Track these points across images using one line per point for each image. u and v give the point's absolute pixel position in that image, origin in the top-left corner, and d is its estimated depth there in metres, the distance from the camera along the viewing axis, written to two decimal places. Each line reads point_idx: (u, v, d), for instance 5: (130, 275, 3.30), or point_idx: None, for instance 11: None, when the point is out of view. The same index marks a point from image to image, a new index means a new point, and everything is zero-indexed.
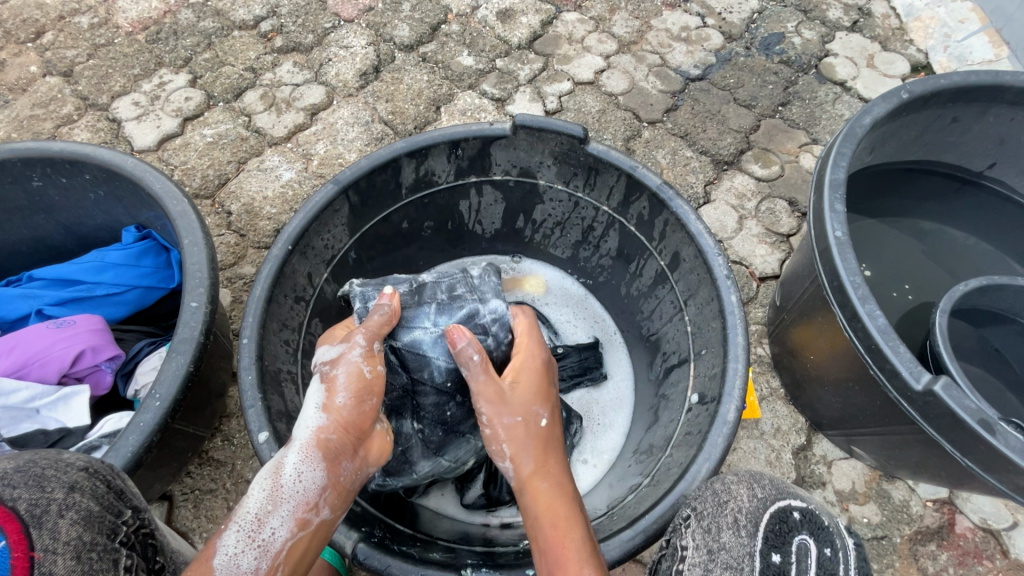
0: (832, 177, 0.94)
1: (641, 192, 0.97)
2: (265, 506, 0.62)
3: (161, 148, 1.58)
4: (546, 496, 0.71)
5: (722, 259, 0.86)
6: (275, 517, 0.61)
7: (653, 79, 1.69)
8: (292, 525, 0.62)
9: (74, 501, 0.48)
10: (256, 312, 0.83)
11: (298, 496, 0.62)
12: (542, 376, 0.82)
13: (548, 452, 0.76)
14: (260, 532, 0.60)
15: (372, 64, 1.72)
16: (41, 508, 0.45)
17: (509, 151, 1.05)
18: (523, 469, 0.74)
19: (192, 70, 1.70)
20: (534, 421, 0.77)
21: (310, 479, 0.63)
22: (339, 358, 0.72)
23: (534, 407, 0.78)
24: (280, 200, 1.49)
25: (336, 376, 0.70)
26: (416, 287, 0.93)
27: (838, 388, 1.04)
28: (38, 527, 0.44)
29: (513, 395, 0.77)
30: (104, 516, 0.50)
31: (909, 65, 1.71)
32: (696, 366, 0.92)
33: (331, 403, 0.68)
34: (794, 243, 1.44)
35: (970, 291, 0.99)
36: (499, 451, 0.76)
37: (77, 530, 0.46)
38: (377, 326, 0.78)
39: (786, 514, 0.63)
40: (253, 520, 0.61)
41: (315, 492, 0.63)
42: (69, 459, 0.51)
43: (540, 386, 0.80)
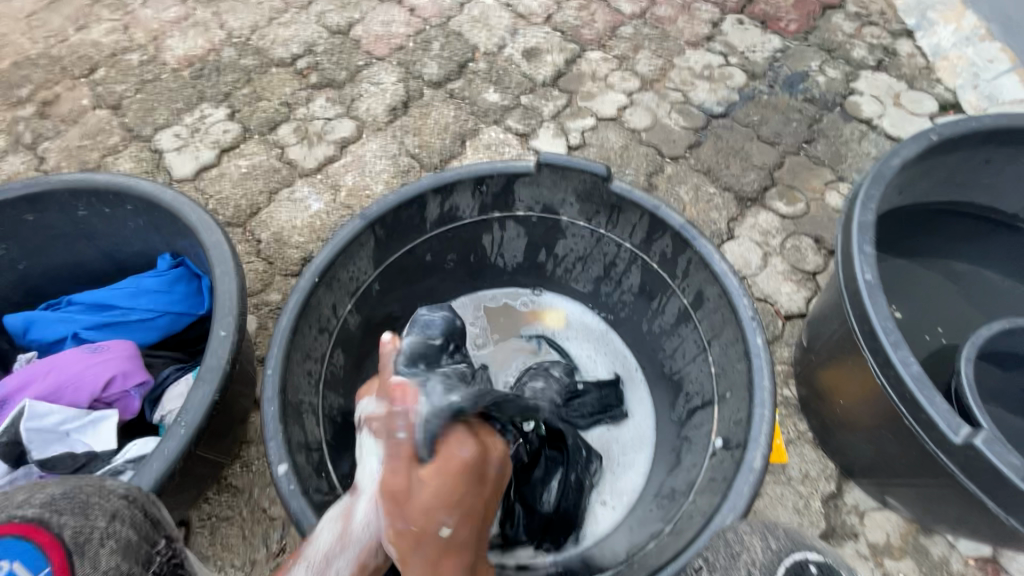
0: (859, 220, 0.92)
1: (664, 230, 0.97)
2: (332, 548, 0.71)
3: (198, 178, 1.65)
4: None
5: (746, 299, 0.85)
6: (339, 560, 0.70)
7: (676, 116, 1.71)
8: (353, 568, 0.71)
9: (115, 529, 0.53)
10: (281, 342, 0.85)
11: (364, 540, 0.71)
12: (460, 475, 0.70)
13: (445, 559, 0.68)
14: (325, 571, 0.70)
15: (401, 100, 1.78)
16: (84, 535, 0.50)
17: (532, 188, 1.06)
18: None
19: (232, 105, 1.79)
20: (433, 532, 0.68)
21: (375, 528, 0.71)
22: (380, 419, 0.77)
23: (433, 515, 0.68)
24: (308, 230, 1.53)
25: (384, 438, 0.77)
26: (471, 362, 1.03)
27: (871, 435, 1.01)
28: (80, 554, 0.49)
29: (411, 499, 0.69)
30: (142, 544, 0.55)
31: (937, 104, 1.70)
32: (720, 410, 0.89)
33: (387, 463, 0.76)
34: (820, 281, 1.42)
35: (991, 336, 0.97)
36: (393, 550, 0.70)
37: (115, 558, 0.51)
38: (392, 375, 0.81)
39: (804, 568, 0.63)
40: (321, 559, 0.70)
41: (374, 542, 0.72)
42: (111, 486, 0.57)
43: (448, 490, 0.69)
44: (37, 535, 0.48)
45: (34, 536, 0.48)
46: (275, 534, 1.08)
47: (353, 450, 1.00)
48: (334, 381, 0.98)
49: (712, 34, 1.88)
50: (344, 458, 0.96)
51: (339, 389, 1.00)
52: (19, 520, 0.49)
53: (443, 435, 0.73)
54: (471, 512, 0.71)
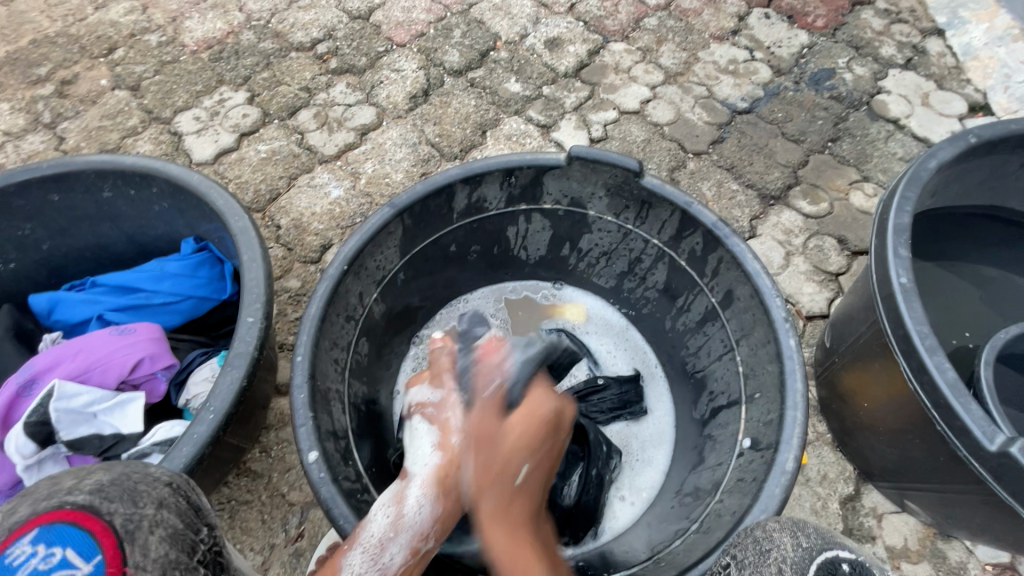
0: (896, 223, 0.90)
1: (695, 227, 0.94)
2: (386, 532, 0.71)
3: (218, 161, 1.65)
4: (506, 543, 0.72)
5: (779, 299, 0.83)
6: (394, 543, 0.70)
7: (699, 110, 1.69)
8: (407, 552, 0.71)
9: (163, 517, 0.48)
10: (309, 329, 0.84)
11: (416, 526, 0.72)
12: (545, 423, 0.79)
13: (516, 501, 0.76)
14: (381, 555, 0.70)
15: (421, 88, 1.77)
16: (135, 522, 0.45)
17: (561, 181, 1.05)
18: (482, 514, 0.74)
19: (251, 88, 1.79)
20: (511, 473, 0.76)
21: (428, 512, 0.73)
22: (443, 403, 0.82)
23: (518, 457, 0.76)
24: (327, 217, 1.52)
25: (447, 420, 0.80)
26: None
27: (895, 438, 1.00)
28: (132, 542, 0.44)
29: (501, 440, 0.77)
30: (186, 532, 0.49)
31: (966, 105, 1.67)
32: (747, 410, 0.87)
33: (445, 443, 0.78)
34: (843, 282, 1.40)
35: (1012, 336, 0.96)
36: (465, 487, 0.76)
37: (165, 546, 0.46)
38: (450, 366, 0.87)
39: (835, 566, 0.58)
40: (377, 543, 0.70)
41: (428, 524, 0.73)
42: (154, 473, 0.51)
43: (534, 434, 0.78)
44: (88, 521, 0.43)
45: (86, 523, 0.43)
46: (293, 519, 1.09)
47: (374, 438, 1.00)
48: (358, 370, 0.98)
49: (737, 28, 1.85)
50: (368, 446, 0.96)
51: (362, 378, 1.00)
52: (68, 507, 0.43)
53: (530, 383, 0.84)
54: (542, 461, 0.80)
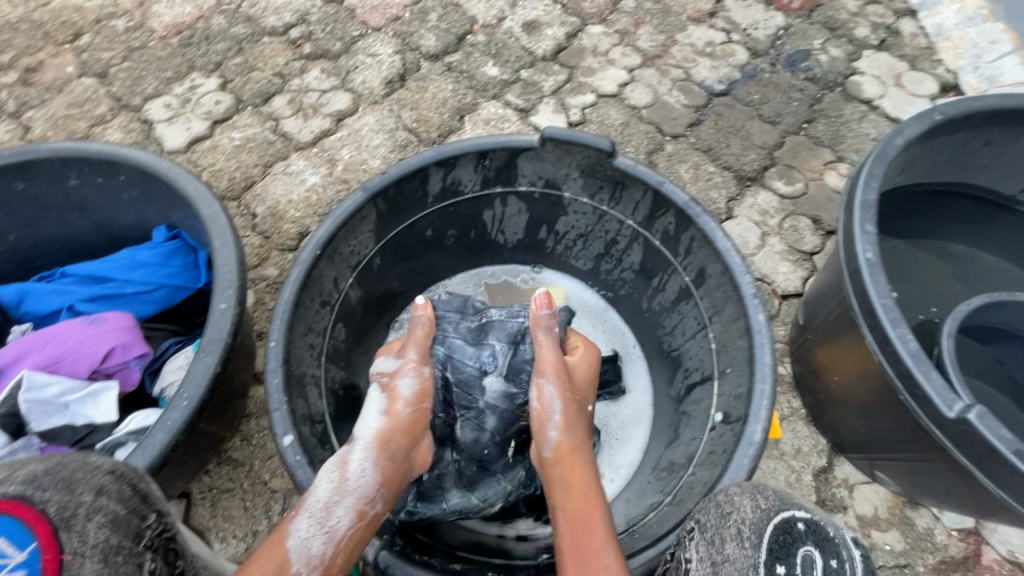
0: (863, 199, 0.91)
1: (667, 207, 0.95)
2: (332, 496, 0.73)
3: (191, 149, 1.61)
4: (580, 469, 0.83)
5: (749, 276, 0.84)
6: (340, 506, 0.73)
7: (677, 93, 1.69)
8: (353, 515, 0.74)
9: (102, 504, 0.49)
10: (282, 314, 0.84)
11: (361, 488, 0.76)
12: (592, 373, 0.97)
13: (585, 437, 0.89)
14: (327, 518, 0.72)
15: (398, 72, 1.75)
16: (70, 511, 0.46)
17: (535, 163, 1.04)
18: (567, 443, 0.86)
19: (223, 75, 1.75)
20: (583, 410, 0.91)
21: (371, 474, 0.78)
22: (397, 372, 0.90)
23: (583, 396, 0.92)
24: (304, 204, 1.51)
25: (395, 388, 0.87)
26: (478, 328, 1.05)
27: (864, 411, 1.03)
28: (68, 530, 0.46)
29: (575, 380, 0.92)
30: (130, 518, 0.51)
31: (937, 85, 1.70)
32: (719, 385, 0.89)
33: (391, 411, 0.85)
34: (818, 261, 1.42)
35: (976, 308, 0.98)
36: (552, 419, 0.87)
37: (104, 532, 0.48)
38: (423, 339, 0.94)
39: (790, 526, 0.63)
40: (323, 506, 0.72)
41: (373, 486, 0.77)
42: (95, 462, 0.52)
43: (589, 379, 0.95)
44: (21, 511, 0.44)
45: (17, 512, 0.44)
46: (276, 505, 1.10)
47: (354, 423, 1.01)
48: (335, 355, 0.98)
49: (714, 9, 1.85)
50: (347, 431, 0.96)
51: (341, 363, 1.00)
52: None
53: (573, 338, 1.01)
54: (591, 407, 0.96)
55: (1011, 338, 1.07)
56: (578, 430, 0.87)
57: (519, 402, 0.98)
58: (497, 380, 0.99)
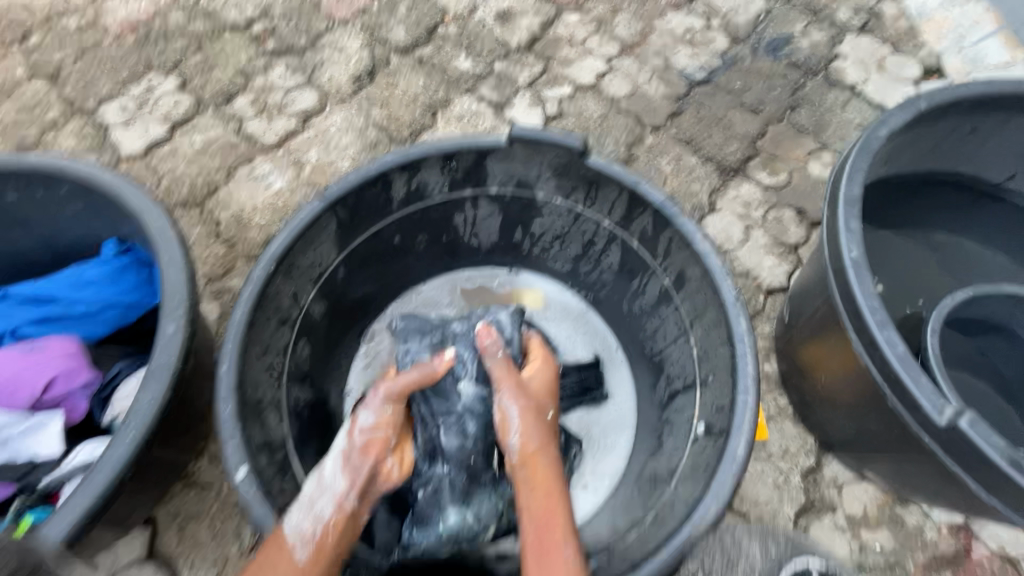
0: (846, 194, 0.87)
1: (643, 207, 0.90)
2: (315, 491, 0.77)
3: (149, 154, 1.53)
4: (545, 469, 0.79)
5: (729, 280, 0.79)
6: (322, 499, 0.76)
7: (656, 83, 1.64)
8: (335, 506, 0.76)
9: None
10: (234, 335, 0.78)
11: (339, 483, 0.78)
12: (551, 383, 0.95)
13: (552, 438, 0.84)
14: (313, 508, 0.75)
15: (366, 68, 1.67)
16: None
17: (504, 163, 0.99)
18: (529, 446, 0.81)
19: (182, 74, 1.67)
20: (543, 413, 0.87)
21: (346, 471, 0.79)
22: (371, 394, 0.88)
23: (542, 402, 0.89)
24: (270, 209, 1.44)
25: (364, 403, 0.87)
26: (443, 340, 1.03)
27: (851, 411, 1.00)
28: None
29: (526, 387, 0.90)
30: None
31: (921, 69, 1.66)
32: (702, 394, 0.85)
33: (358, 422, 0.84)
34: (803, 254, 1.39)
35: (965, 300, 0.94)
36: (511, 425, 0.84)
37: None
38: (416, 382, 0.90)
39: None
40: (308, 499, 0.75)
41: (350, 481, 0.78)
42: None
43: (547, 388, 0.93)
44: None
45: None
46: (246, 530, 1.05)
47: (320, 443, 0.96)
48: (299, 374, 0.92)
49: None
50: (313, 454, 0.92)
51: (306, 382, 0.95)
52: None
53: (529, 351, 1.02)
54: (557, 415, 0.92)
55: (997, 331, 1.04)
56: (537, 430, 0.82)
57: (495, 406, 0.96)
58: (469, 385, 0.97)
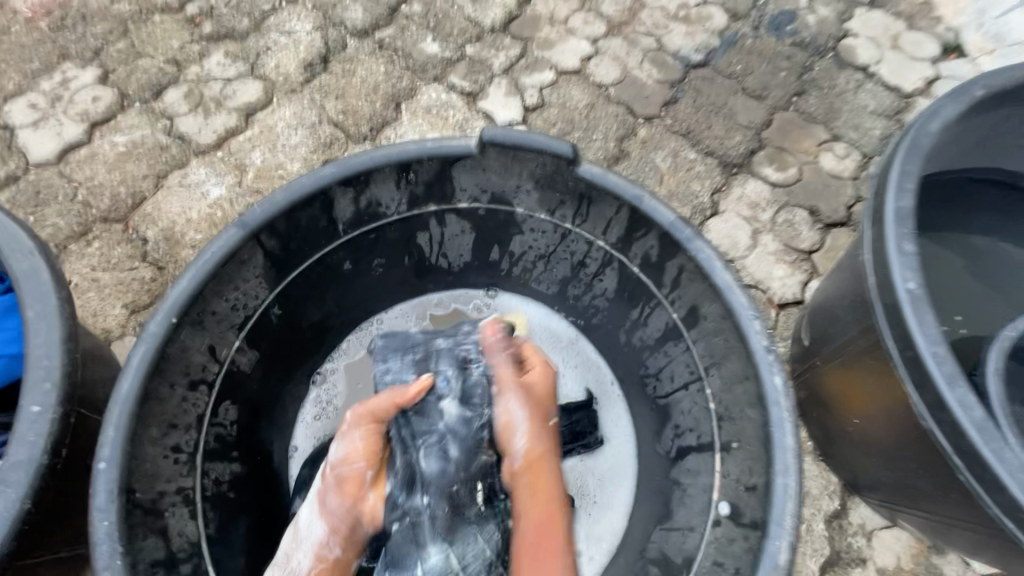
0: (897, 207, 0.70)
1: (647, 228, 0.73)
2: (291, 543, 0.74)
3: (64, 160, 1.31)
4: (547, 483, 0.72)
5: (759, 324, 0.63)
6: (297, 551, 0.74)
7: (649, 66, 1.45)
8: (312, 560, 0.73)
9: None
10: (122, 415, 0.60)
11: (313, 534, 0.73)
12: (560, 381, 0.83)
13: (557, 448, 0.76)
14: (291, 560, 0.73)
15: (319, 53, 1.46)
16: None
17: (475, 173, 0.81)
18: (533, 453, 0.73)
19: (103, 64, 1.44)
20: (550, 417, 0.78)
21: (317, 522, 0.73)
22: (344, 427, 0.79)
23: (550, 405, 0.79)
24: (207, 223, 1.24)
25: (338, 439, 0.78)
26: (427, 357, 0.86)
27: (888, 459, 0.84)
28: None
29: (536, 387, 0.79)
30: None
31: (939, 47, 1.50)
32: (725, 463, 0.70)
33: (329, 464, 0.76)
34: (817, 261, 1.23)
35: None
36: (512, 431, 0.75)
37: None
38: (378, 407, 0.77)
39: None
40: (287, 550, 0.74)
41: (323, 533, 0.73)
42: None
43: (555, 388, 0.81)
44: None
45: None
46: None
47: (251, 526, 0.78)
48: (217, 448, 0.74)
49: None
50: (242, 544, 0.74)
51: (234, 453, 0.77)
52: None
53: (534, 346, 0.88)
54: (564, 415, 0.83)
55: None
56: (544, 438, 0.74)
57: (478, 426, 0.80)
58: (451, 404, 0.81)
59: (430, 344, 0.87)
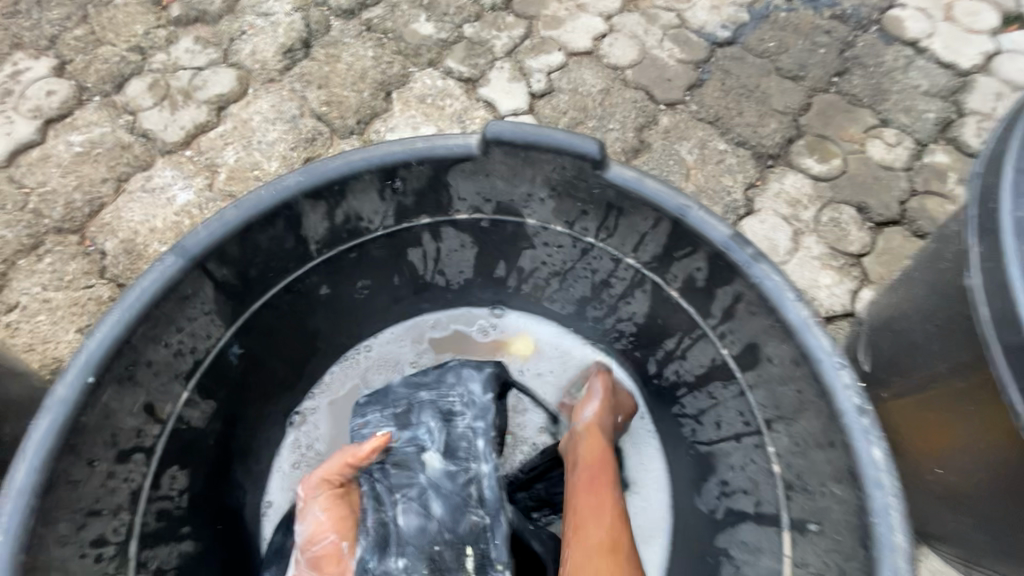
0: (1016, 218, 0.54)
1: (694, 249, 0.60)
2: None
3: (13, 162, 1.17)
4: (605, 463, 0.67)
5: (851, 380, 0.51)
6: None
7: (670, 45, 1.29)
8: None
9: None
10: (19, 507, 0.48)
11: None
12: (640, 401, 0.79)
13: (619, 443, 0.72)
14: None
15: (299, 37, 1.30)
16: None
17: (475, 180, 0.66)
18: (597, 430, 0.70)
19: (59, 53, 1.28)
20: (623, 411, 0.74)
21: None
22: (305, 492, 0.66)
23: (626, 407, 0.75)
24: (173, 233, 1.09)
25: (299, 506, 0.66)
26: (409, 410, 0.72)
27: (982, 517, 0.69)
28: None
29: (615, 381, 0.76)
30: None
31: (998, 17, 1.32)
32: (796, 542, 0.59)
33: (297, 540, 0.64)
34: (868, 266, 1.08)
35: None
36: (583, 408, 0.72)
37: None
38: (337, 464, 0.65)
39: None
40: None
41: None
42: None
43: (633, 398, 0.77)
44: None
45: None
46: None
47: None
48: (156, 526, 0.61)
49: None
50: None
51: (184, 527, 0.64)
52: None
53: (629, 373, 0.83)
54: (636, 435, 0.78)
55: None
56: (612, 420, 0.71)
57: (464, 483, 0.66)
58: (434, 459, 0.68)
59: (411, 393, 0.73)
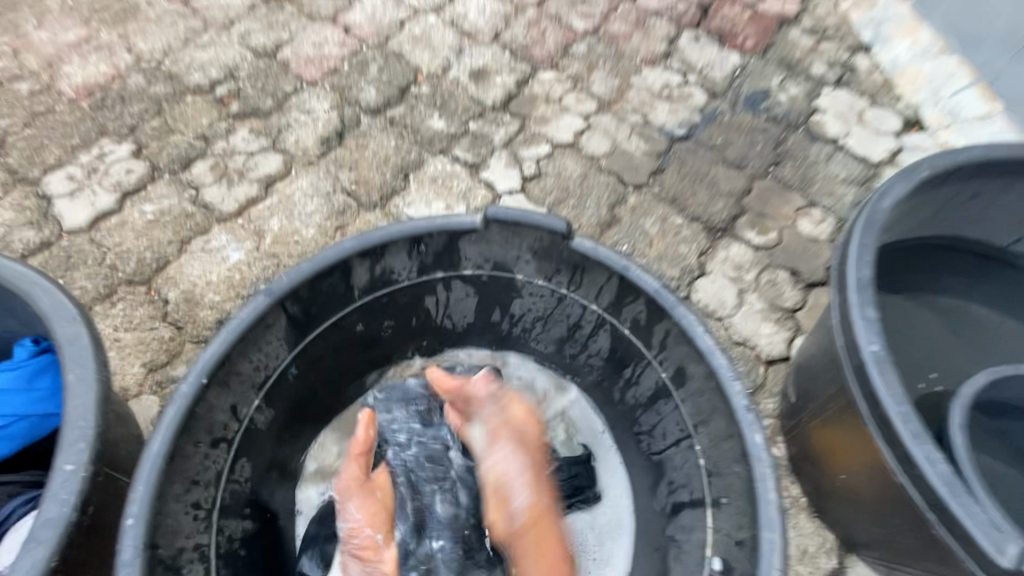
0: (857, 276, 0.79)
1: (636, 295, 0.82)
2: None
3: (95, 227, 1.41)
4: (545, 537, 0.76)
5: (740, 386, 0.71)
6: None
7: (637, 140, 1.59)
8: None
9: None
10: (156, 470, 0.66)
11: None
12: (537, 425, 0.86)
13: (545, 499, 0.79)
14: None
15: (335, 129, 1.60)
16: None
17: (480, 246, 0.90)
18: (533, 508, 0.76)
19: (137, 139, 1.57)
20: (539, 470, 0.81)
21: None
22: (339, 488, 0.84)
23: (537, 454, 0.82)
24: (226, 286, 1.32)
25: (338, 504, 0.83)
26: (431, 413, 0.96)
27: (876, 514, 0.87)
28: None
29: (525, 441, 0.81)
30: None
31: (900, 122, 1.65)
32: (716, 519, 0.76)
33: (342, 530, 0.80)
34: (800, 319, 1.30)
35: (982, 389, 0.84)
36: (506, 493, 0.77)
37: None
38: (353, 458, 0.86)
39: None
40: None
41: None
42: None
43: (535, 435, 0.84)
44: None
45: None
46: None
47: None
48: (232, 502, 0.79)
49: (668, 51, 1.77)
50: None
51: (245, 509, 0.81)
52: None
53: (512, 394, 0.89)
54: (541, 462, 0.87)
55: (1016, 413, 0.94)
56: (537, 492, 0.78)
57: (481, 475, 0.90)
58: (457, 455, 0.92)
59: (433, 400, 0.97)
